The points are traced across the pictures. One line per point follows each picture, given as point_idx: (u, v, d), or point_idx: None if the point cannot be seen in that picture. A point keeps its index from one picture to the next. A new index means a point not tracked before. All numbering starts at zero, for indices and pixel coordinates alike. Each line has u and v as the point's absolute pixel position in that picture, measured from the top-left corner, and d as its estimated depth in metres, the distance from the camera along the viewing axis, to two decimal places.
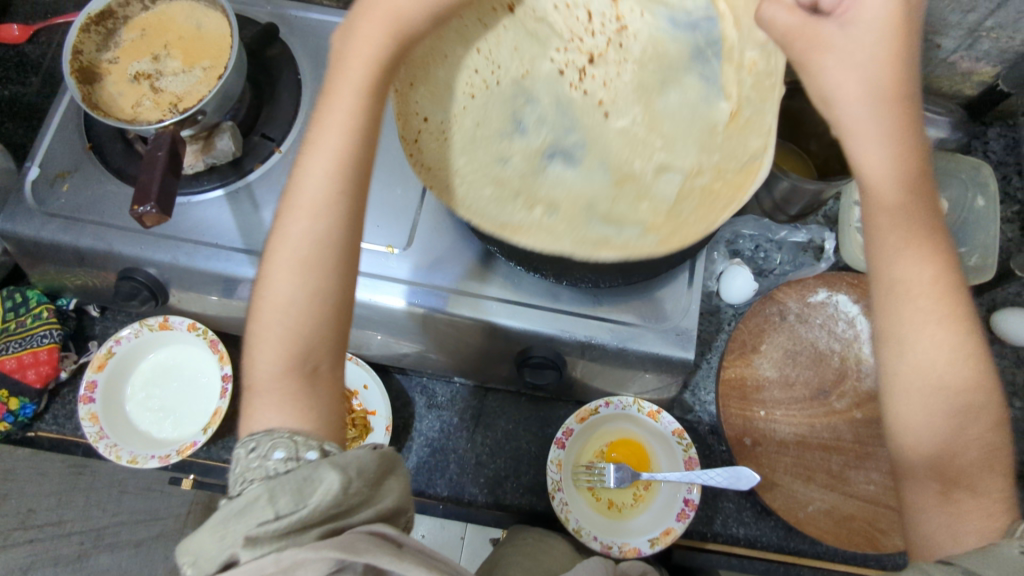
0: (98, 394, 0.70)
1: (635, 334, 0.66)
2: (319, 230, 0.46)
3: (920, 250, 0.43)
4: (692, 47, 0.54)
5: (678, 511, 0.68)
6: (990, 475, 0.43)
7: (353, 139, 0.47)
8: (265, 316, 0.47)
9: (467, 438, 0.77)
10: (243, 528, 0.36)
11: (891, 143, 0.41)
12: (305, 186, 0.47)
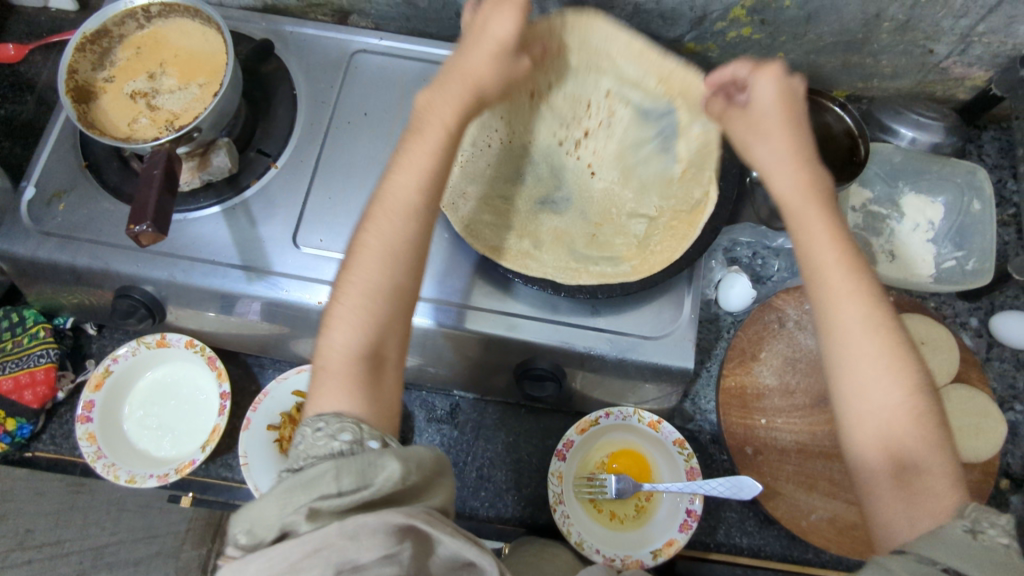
0: (95, 413, 0.69)
1: (635, 344, 0.66)
2: (403, 234, 0.52)
3: (834, 253, 0.50)
4: (659, 125, 0.68)
5: (681, 522, 0.68)
6: (933, 454, 0.46)
7: (432, 168, 0.54)
8: (347, 300, 0.51)
9: (467, 451, 0.76)
10: (308, 498, 0.38)
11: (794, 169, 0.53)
12: (395, 196, 0.53)
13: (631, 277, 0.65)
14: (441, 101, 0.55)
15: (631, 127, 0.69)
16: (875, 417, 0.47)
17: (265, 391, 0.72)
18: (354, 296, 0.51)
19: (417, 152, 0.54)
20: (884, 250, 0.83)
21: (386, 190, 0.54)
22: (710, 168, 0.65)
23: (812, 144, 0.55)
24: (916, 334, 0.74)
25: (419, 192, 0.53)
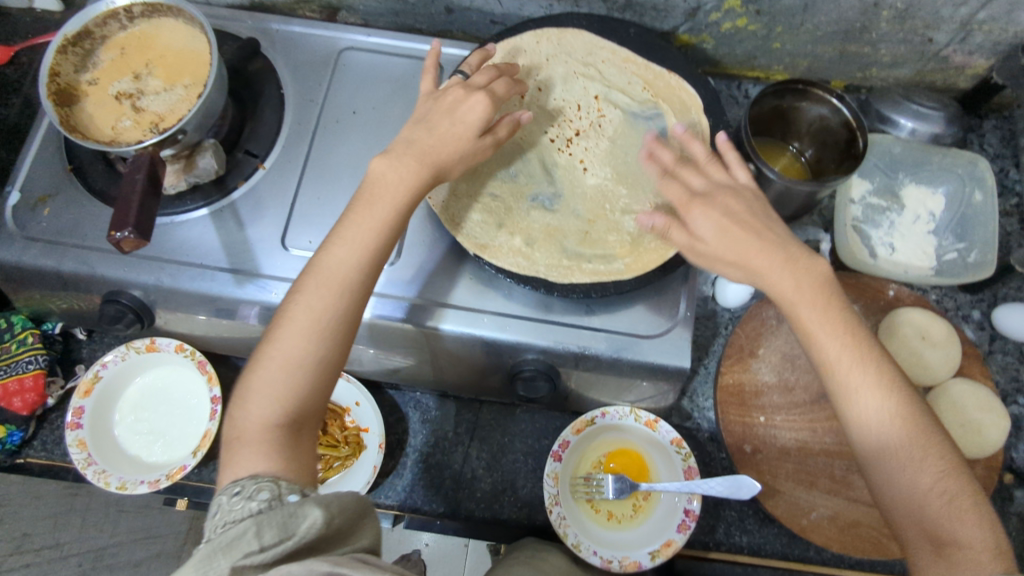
0: (85, 420, 0.69)
1: (630, 343, 0.65)
2: (330, 314, 0.51)
3: (839, 332, 0.54)
4: (648, 131, 0.72)
5: (679, 522, 0.67)
6: (961, 519, 0.49)
7: (378, 242, 0.54)
8: (268, 373, 0.50)
9: (462, 453, 0.75)
10: (229, 560, 0.39)
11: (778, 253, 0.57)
12: (328, 275, 0.52)
13: (625, 275, 0.64)
14: (391, 178, 0.55)
15: (621, 132, 0.72)
16: (899, 485, 0.51)
17: None
18: (276, 372, 0.50)
19: (356, 231, 0.54)
20: (884, 242, 0.81)
21: (318, 266, 0.53)
22: None
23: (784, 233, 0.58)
24: (918, 329, 0.73)
25: (352, 274, 0.52)
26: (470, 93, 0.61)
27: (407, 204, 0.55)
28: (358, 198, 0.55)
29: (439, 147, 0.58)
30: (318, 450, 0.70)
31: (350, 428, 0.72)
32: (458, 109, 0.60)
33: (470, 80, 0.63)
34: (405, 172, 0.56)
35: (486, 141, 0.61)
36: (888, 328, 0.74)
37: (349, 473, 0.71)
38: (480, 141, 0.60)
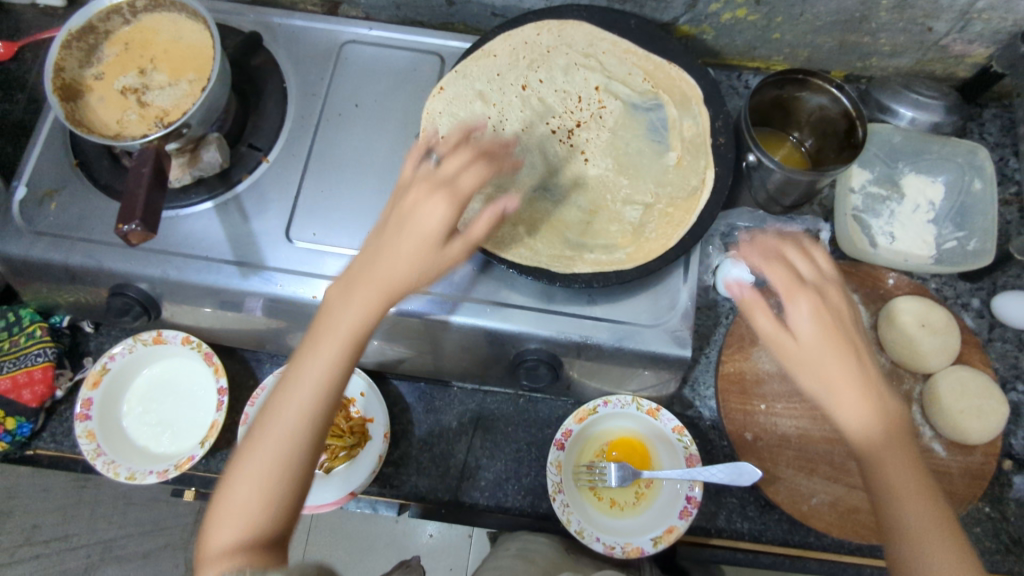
0: (94, 411, 0.69)
1: (632, 332, 0.66)
2: (280, 462, 0.50)
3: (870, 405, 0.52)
4: (648, 122, 0.72)
5: (681, 509, 0.68)
6: None
7: (334, 370, 0.52)
8: (230, 500, 0.49)
9: (465, 442, 0.76)
10: None
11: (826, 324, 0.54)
12: (283, 415, 0.51)
13: (627, 265, 0.65)
14: (345, 309, 0.53)
15: (622, 123, 0.72)
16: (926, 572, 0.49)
17: (263, 386, 0.72)
18: (225, 520, 0.48)
19: (311, 367, 0.52)
20: (884, 231, 0.82)
21: (272, 410, 0.51)
22: (707, 156, 0.69)
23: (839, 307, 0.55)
24: (918, 316, 0.73)
25: (305, 417, 0.51)
26: (433, 193, 0.55)
27: (359, 334, 0.53)
28: (314, 326, 0.54)
29: (395, 269, 0.54)
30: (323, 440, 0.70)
31: (354, 418, 0.73)
32: (414, 216, 0.55)
33: (439, 170, 0.56)
34: (360, 297, 0.53)
35: (454, 246, 0.55)
36: (888, 315, 0.74)
37: (355, 463, 0.72)
38: (444, 250, 0.55)
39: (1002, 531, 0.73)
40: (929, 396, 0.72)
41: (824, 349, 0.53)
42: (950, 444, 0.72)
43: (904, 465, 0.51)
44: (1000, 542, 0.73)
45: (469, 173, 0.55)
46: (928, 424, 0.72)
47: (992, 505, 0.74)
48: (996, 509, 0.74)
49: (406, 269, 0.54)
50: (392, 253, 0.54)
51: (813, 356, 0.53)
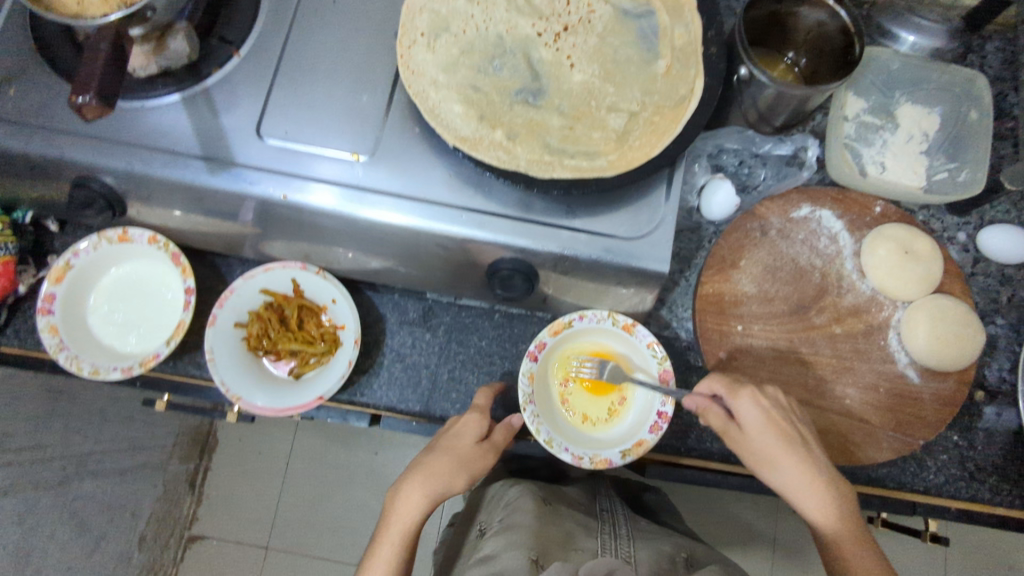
0: (57, 306, 0.68)
1: (610, 244, 0.64)
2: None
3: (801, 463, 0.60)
4: (638, 29, 0.69)
5: (651, 423, 0.68)
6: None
7: None
8: None
9: (439, 354, 0.75)
10: None
11: (758, 408, 0.62)
12: None
13: (608, 172, 0.63)
14: (396, 515, 0.60)
15: (611, 28, 0.69)
16: None
17: (231, 288, 0.71)
18: None
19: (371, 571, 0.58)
20: (875, 161, 0.79)
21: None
22: (697, 65, 0.66)
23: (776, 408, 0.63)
24: (902, 244, 0.72)
25: None
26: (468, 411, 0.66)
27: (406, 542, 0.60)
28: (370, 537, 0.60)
29: (441, 472, 0.61)
30: (295, 346, 0.71)
31: (326, 326, 0.73)
32: (451, 430, 0.64)
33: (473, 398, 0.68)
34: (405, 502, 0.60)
35: (486, 449, 0.64)
36: (871, 242, 0.73)
37: (326, 369, 0.72)
38: (477, 451, 0.63)
39: (967, 459, 0.75)
40: (907, 324, 0.71)
41: (767, 439, 0.61)
42: (924, 370, 0.72)
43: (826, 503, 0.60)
44: (965, 469, 0.74)
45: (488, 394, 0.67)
46: (904, 351, 0.72)
47: (960, 433, 0.75)
48: (965, 438, 0.75)
49: (450, 470, 0.61)
50: (437, 456, 0.61)
51: (755, 442, 0.61)
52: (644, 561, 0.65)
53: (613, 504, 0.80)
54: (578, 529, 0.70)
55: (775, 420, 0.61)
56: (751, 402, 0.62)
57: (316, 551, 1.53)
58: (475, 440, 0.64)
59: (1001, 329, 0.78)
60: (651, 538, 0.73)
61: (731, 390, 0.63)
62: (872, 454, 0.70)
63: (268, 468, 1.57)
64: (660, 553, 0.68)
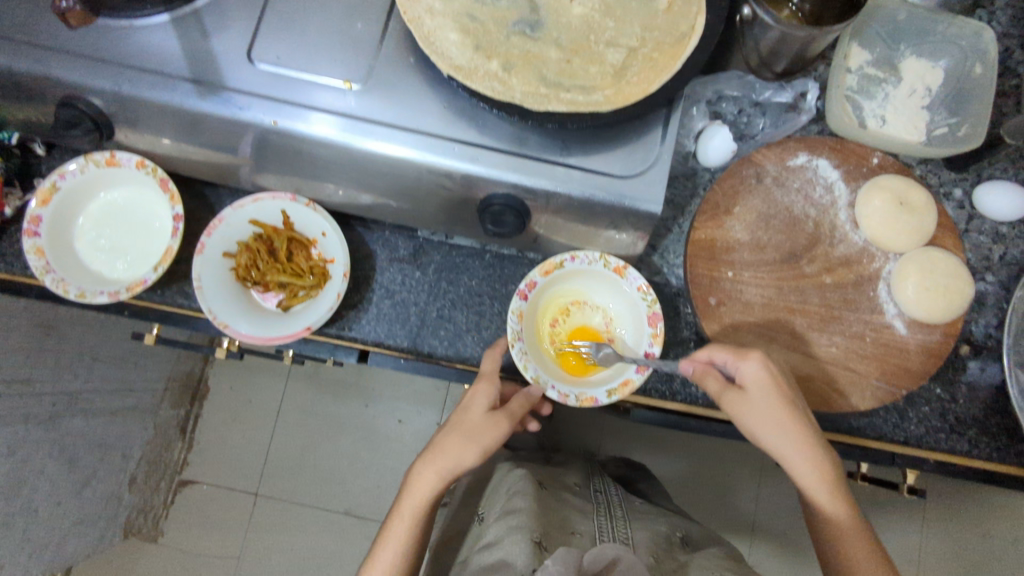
0: (43, 228, 0.67)
1: (605, 182, 0.63)
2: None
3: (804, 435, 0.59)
4: None
5: (638, 364, 0.69)
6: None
7: (404, 546, 0.62)
8: None
9: (428, 291, 0.75)
10: None
11: (763, 372, 0.61)
12: None
13: (605, 106, 0.62)
14: (411, 491, 0.63)
15: None
16: None
17: (220, 217, 0.70)
18: None
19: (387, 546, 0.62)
20: (875, 114, 0.78)
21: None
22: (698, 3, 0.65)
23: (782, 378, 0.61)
24: (898, 194, 0.72)
25: None
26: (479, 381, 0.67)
27: (423, 515, 0.63)
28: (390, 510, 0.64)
29: (451, 451, 0.62)
30: (283, 278, 0.71)
31: (315, 259, 0.73)
32: (464, 405, 0.66)
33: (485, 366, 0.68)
34: (419, 482, 0.62)
35: (497, 419, 0.64)
36: (867, 192, 0.72)
37: (313, 302, 0.72)
38: (487, 422, 0.64)
39: (948, 412, 0.76)
40: (898, 275, 0.71)
41: (772, 402, 0.60)
42: (912, 322, 0.72)
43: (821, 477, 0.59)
44: (945, 421, 0.76)
45: (495, 358, 0.68)
46: (893, 302, 0.72)
47: (943, 386, 0.76)
48: (947, 391, 0.76)
49: (459, 446, 0.62)
50: (449, 436, 0.63)
51: (758, 404, 0.60)
52: (640, 541, 0.73)
53: (607, 489, 0.91)
54: (576, 511, 0.79)
55: (783, 386, 0.61)
56: (758, 363, 0.61)
57: (303, 500, 1.55)
58: (485, 411, 0.65)
59: (990, 286, 0.78)
60: (646, 519, 0.84)
61: (738, 352, 0.62)
62: (855, 402, 0.71)
63: (258, 415, 1.58)
64: (656, 533, 0.79)
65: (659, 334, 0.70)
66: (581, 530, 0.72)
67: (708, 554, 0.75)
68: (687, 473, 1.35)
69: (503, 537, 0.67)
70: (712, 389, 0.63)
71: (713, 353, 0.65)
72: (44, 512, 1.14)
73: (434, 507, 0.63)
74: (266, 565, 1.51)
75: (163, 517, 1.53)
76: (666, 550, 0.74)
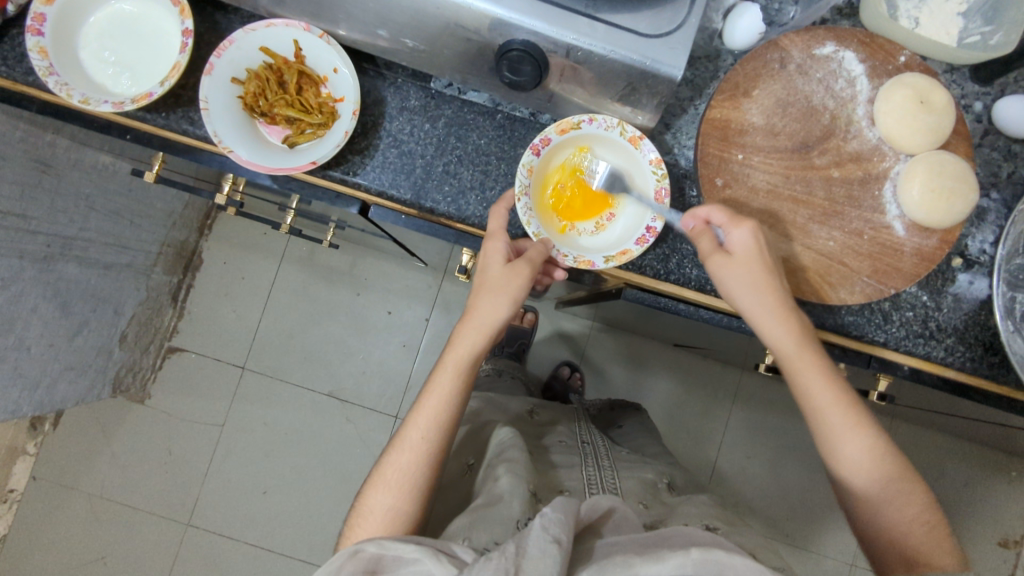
0: (48, 29, 0.66)
1: (633, 42, 0.60)
2: (410, 473, 0.65)
3: (778, 299, 0.65)
4: None
5: (637, 236, 0.72)
6: (889, 458, 0.65)
7: (444, 403, 0.67)
8: (374, 521, 0.63)
9: (435, 146, 0.75)
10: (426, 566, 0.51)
11: (748, 238, 0.65)
12: (410, 438, 0.66)
13: None
14: (456, 347, 0.68)
15: None
16: (844, 449, 0.65)
17: (229, 40, 0.68)
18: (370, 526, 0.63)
19: (432, 396, 0.67)
20: (908, 15, 0.73)
21: (401, 438, 0.67)
22: None
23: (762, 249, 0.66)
24: (920, 93, 0.70)
25: (426, 437, 0.66)
26: (492, 240, 0.69)
27: (462, 373, 0.68)
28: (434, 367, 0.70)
29: (486, 310, 0.68)
30: (292, 113, 0.71)
31: (324, 97, 0.72)
32: (483, 264, 0.69)
33: (490, 224, 0.70)
34: (461, 341, 0.68)
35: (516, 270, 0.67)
36: (888, 88, 0.71)
37: (319, 141, 0.71)
38: (507, 275, 0.67)
39: (930, 319, 0.78)
40: (905, 175, 0.71)
41: (752, 268, 0.65)
42: (911, 225, 0.73)
43: (797, 342, 0.65)
44: (925, 328, 0.78)
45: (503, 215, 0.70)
46: (896, 204, 0.73)
47: (931, 296, 0.78)
48: (934, 301, 0.78)
49: (493, 302, 0.68)
50: (482, 297, 0.68)
51: (740, 270, 0.65)
52: (630, 491, 0.77)
53: (593, 441, 0.94)
54: (562, 466, 0.81)
55: (765, 253, 0.66)
56: (749, 231, 0.65)
57: (290, 378, 1.58)
58: (503, 264, 0.68)
59: (992, 203, 0.78)
60: (633, 468, 0.87)
61: (732, 219, 0.66)
62: (845, 296, 0.73)
63: (251, 292, 1.60)
64: (642, 481, 0.83)
65: (663, 211, 0.72)
66: (573, 487, 0.75)
67: (693, 505, 0.78)
68: (663, 408, 1.59)
69: (502, 477, 0.68)
70: (705, 248, 0.68)
71: (710, 211, 0.68)
72: (35, 350, 1.15)
73: (478, 362, 0.69)
74: (249, 436, 1.55)
75: (151, 380, 1.55)
76: (653, 498, 0.78)
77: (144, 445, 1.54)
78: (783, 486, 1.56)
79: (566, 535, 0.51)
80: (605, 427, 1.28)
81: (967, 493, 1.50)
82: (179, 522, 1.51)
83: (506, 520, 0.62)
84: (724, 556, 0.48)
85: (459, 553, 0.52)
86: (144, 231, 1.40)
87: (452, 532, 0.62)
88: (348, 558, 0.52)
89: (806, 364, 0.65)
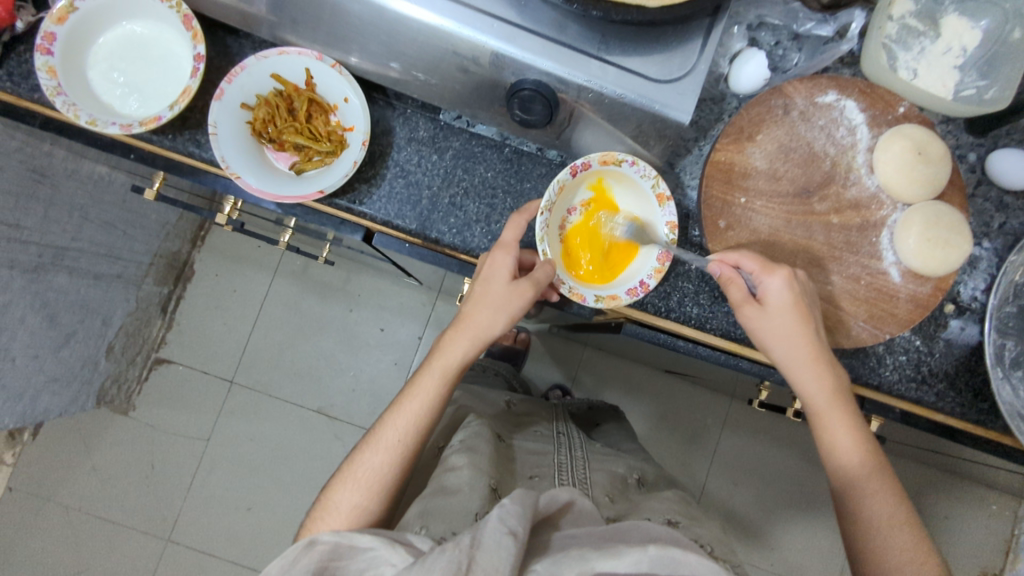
0: (57, 49, 0.66)
1: (645, 89, 0.61)
2: (382, 474, 0.64)
3: (800, 338, 0.67)
4: None
5: (630, 287, 0.73)
6: (897, 513, 0.66)
7: (426, 408, 0.67)
8: (336, 518, 0.62)
9: (441, 176, 0.76)
10: (381, 558, 0.49)
11: (790, 283, 0.67)
12: (385, 439, 0.66)
13: (649, 3, 0.55)
14: (448, 352, 0.68)
15: None
16: (857, 492, 0.67)
17: (241, 66, 0.69)
18: (331, 523, 0.62)
19: (417, 399, 0.67)
20: (907, 66, 0.74)
21: (378, 437, 0.66)
22: None
23: (806, 298, 0.68)
24: (918, 144, 0.71)
25: (403, 441, 0.66)
26: (502, 253, 0.69)
27: (448, 380, 0.68)
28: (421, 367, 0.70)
29: (483, 319, 0.68)
30: (301, 141, 0.72)
31: (333, 126, 0.73)
32: (486, 273, 0.69)
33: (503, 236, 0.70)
34: (454, 349, 0.68)
35: (522, 288, 0.68)
36: (887, 138, 0.72)
37: (327, 169, 0.72)
38: (515, 291, 0.68)
39: (923, 364, 0.79)
40: (902, 225, 0.73)
41: (791, 316, 0.67)
42: (907, 272, 0.74)
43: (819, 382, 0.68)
44: (918, 372, 0.79)
45: (517, 228, 0.69)
46: (893, 250, 0.74)
47: (924, 340, 0.80)
48: (927, 344, 0.79)
49: (496, 316, 0.68)
50: (481, 308, 0.68)
51: (777, 315, 0.67)
52: (598, 483, 0.75)
53: (569, 431, 0.92)
54: (532, 454, 0.79)
55: (801, 301, 0.67)
56: (782, 279, 0.67)
57: (278, 394, 1.56)
58: (507, 280, 0.68)
59: (985, 252, 0.80)
60: (605, 461, 0.84)
61: (764, 267, 0.68)
62: (840, 339, 0.74)
63: (242, 305, 1.58)
64: (612, 475, 0.80)
65: (661, 271, 0.73)
66: (542, 474, 0.74)
67: (658, 500, 0.74)
68: (651, 433, 1.59)
69: (463, 467, 0.66)
70: (735, 296, 0.69)
71: (740, 258, 0.70)
72: (21, 361, 1.12)
73: (465, 371, 0.70)
74: (235, 451, 1.53)
75: (135, 391, 1.53)
76: (620, 493, 0.75)
77: (126, 458, 1.51)
78: (767, 515, 1.56)
79: (520, 527, 0.48)
80: (585, 424, 1.27)
81: (948, 526, 1.50)
82: (158, 537, 1.48)
83: (464, 511, 0.60)
84: (681, 553, 0.45)
85: (417, 543, 0.50)
86: (134, 242, 1.38)
87: (408, 520, 0.60)
88: (303, 550, 0.50)
89: (834, 415, 0.68)
